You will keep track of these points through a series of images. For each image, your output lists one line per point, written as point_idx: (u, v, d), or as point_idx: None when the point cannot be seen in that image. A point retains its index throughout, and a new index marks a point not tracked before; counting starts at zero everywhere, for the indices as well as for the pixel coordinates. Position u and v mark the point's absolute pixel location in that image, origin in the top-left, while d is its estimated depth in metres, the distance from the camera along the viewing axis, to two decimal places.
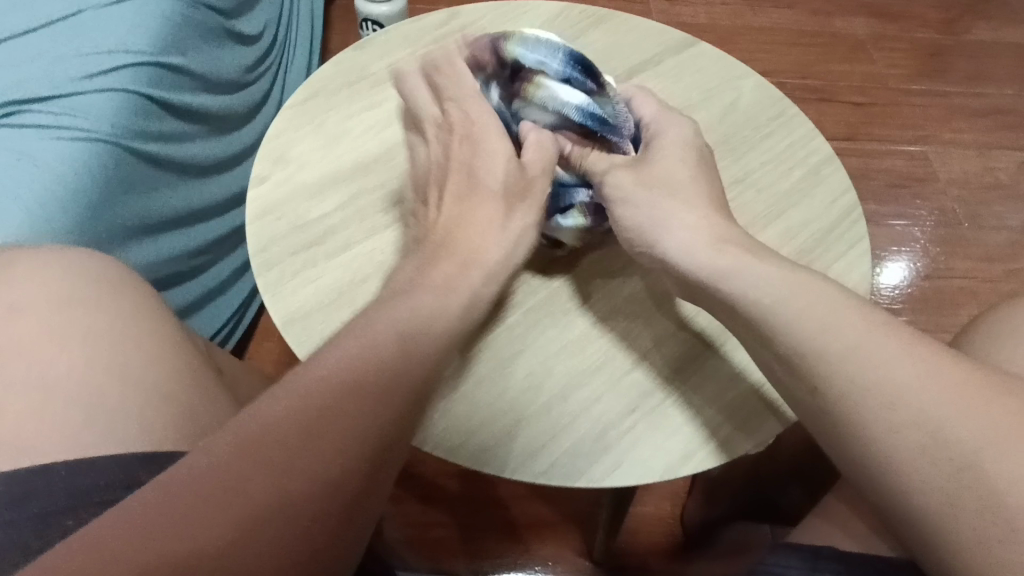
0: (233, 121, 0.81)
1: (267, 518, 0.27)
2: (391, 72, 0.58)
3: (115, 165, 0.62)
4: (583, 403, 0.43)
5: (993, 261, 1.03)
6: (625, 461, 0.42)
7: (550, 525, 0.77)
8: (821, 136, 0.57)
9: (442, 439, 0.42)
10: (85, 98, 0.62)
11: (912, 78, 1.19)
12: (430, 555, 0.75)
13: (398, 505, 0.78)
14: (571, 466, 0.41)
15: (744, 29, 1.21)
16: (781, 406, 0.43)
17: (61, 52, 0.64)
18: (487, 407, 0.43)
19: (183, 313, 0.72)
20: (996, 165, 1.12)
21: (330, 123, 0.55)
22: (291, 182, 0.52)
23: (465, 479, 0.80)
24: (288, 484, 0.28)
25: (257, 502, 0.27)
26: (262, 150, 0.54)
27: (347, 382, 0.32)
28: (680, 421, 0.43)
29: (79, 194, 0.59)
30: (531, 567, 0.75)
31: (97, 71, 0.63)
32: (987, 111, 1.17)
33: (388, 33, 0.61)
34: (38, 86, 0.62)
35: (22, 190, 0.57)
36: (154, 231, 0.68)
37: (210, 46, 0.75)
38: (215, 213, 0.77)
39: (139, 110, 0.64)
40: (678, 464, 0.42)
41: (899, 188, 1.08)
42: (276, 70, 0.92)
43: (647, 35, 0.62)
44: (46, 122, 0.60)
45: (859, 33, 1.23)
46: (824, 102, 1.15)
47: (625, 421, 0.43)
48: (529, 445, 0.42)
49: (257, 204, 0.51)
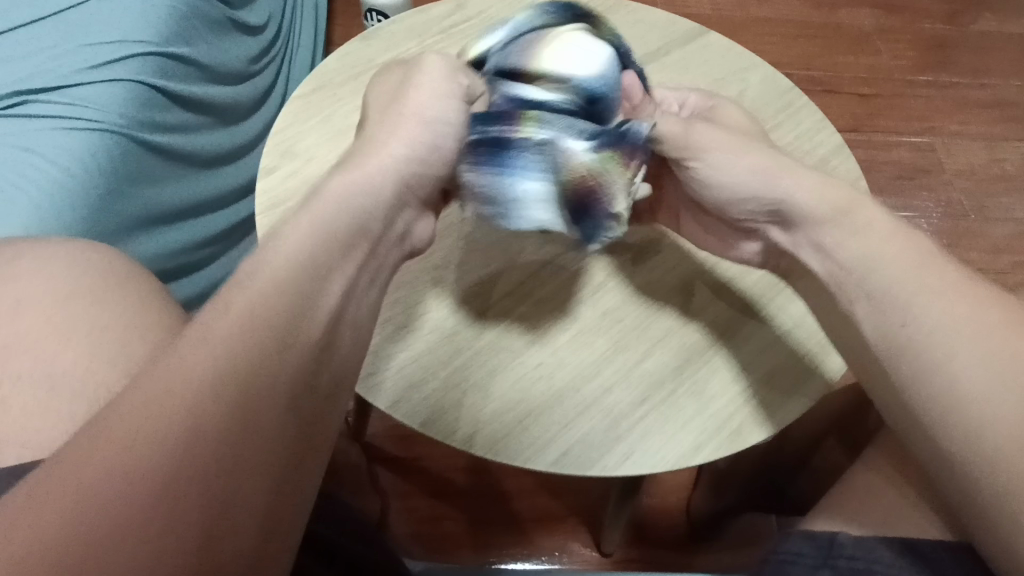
0: (239, 113, 0.80)
1: (189, 508, 0.25)
2: (398, 63, 0.58)
3: (123, 156, 0.62)
4: (594, 393, 0.43)
5: (999, 253, 1.03)
6: (636, 451, 0.42)
7: (557, 517, 0.78)
8: (831, 126, 0.57)
9: (454, 429, 0.42)
10: (92, 89, 0.62)
11: (918, 69, 1.18)
12: (438, 547, 0.76)
13: (404, 499, 0.78)
14: (583, 456, 0.41)
15: (749, 21, 1.20)
16: (790, 398, 0.43)
17: (68, 43, 0.64)
18: (498, 398, 0.43)
19: (190, 305, 0.72)
20: (1002, 156, 1.11)
21: (338, 114, 0.55)
22: (300, 175, 0.52)
23: (471, 473, 0.80)
24: (238, 468, 0.27)
25: (161, 485, 0.25)
26: (269, 141, 0.54)
27: (285, 368, 0.29)
28: (691, 412, 0.43)
29: (87, 185, 0.59)
30: (536, 559, 0.75)
31: (105, 62, 0.63)
32: (993, 102, 1.16)
33: (394, 24, 0.61)
34: (46, 78, 0.62)
35: (32, 181, 0.57)
36: (161, 223, 0.68)
37: (215, 37, 0.75)
38: (221, 205, 0.77)
39: (146, 101, 0.64)
40: (690, 454, 0.42)
41: (905, 180, 1.08)
42: (280, 62, 0.91)
43: (655, 26, 0.62)
44: (54, 113, 0.60)
45: (864, 24, 1.22)
46: (829, 94, 1.14)
47: (636, 412, 0.43)
48: (541, 435, 0.42)
49: (265, 196, 0.51)
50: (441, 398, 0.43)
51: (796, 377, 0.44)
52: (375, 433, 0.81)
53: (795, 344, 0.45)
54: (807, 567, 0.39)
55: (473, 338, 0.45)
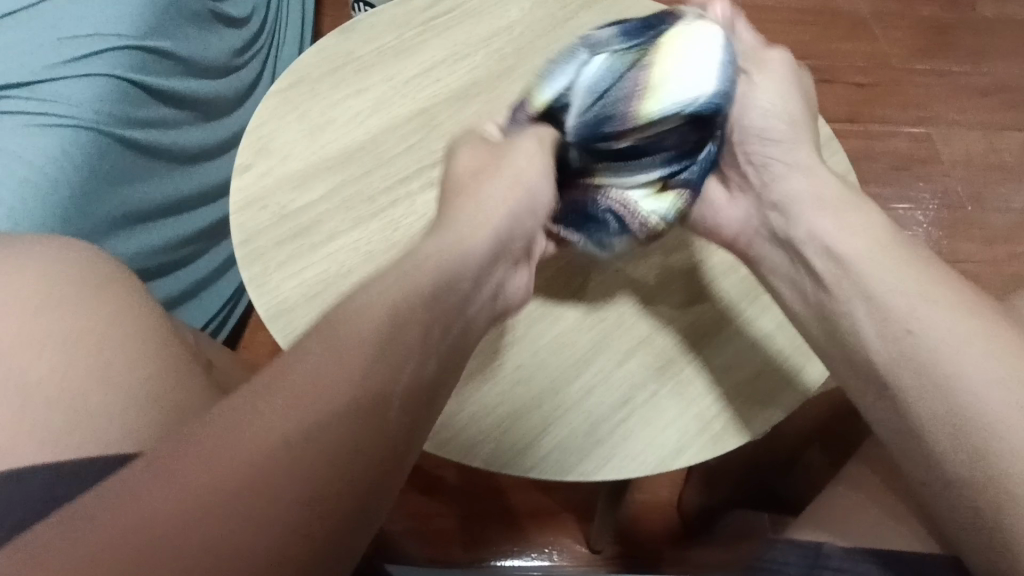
0: (221, 107, 0.79)
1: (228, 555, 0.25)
2: (378, 56, 0.57)
3: (100, 153, 0.61)
4: (574, 396, 0.43)
5: (997, 244, 1.02)
6: (616, 455, 0.41)
7: (548, 514, 0.77)
8: (821, 118, 0.55)
9: (431, 433, 0.41)
10: (67, 85, 0.60)
11: (916, 57, 1.16)
12: (429, 543, 0.75)
13: (397, 495, 0.78)
14: (562, 460, 0.41)
15: (745, 7, 1.18)
16: (772, 402, 0.43)
17: (42, 37, 0.62)
18: (476, 401, 0.42)
19: (173, 304, 0.71)
20: (1001, 145, 1.10)
21: (315, 109, 0.54)
22: (276, 172, 0.51)
23: (462, 470, 0.79)
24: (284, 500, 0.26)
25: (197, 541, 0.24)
26: (246, 138, 0.52)
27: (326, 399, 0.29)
28: (672, 414, 0.42)
29: (63, 184, 0.58)
30: (529, 555, 0.75)
31: (79, 56, 0.61)
32: (992, 89, 1.15)
33: (375, 15, 0.59)
34: (19, 73, 0.61)
35: (6, 180, 0.56)
36: (142, 221, 0.67)
37: (196, 30, 0.73)
38: (204, 202, 0.76)
39: (123, 97, 0.63)
40: (670, 457, 0.41)
41: (902, 170, 1.06)
42: (265, 54, 0.90)
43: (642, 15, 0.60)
44: (28, 110, 0.59)
45: (862, 10, 1.20)
46: (826, 83, 1.12)
47: (617, 415, 0.42)
48: (519, 439, 0.41)
49: (240, 194, 0.50)
50: None
51: (779, 380, 0.43)
52: None
53: (778, 346, 0.45)
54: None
55: None
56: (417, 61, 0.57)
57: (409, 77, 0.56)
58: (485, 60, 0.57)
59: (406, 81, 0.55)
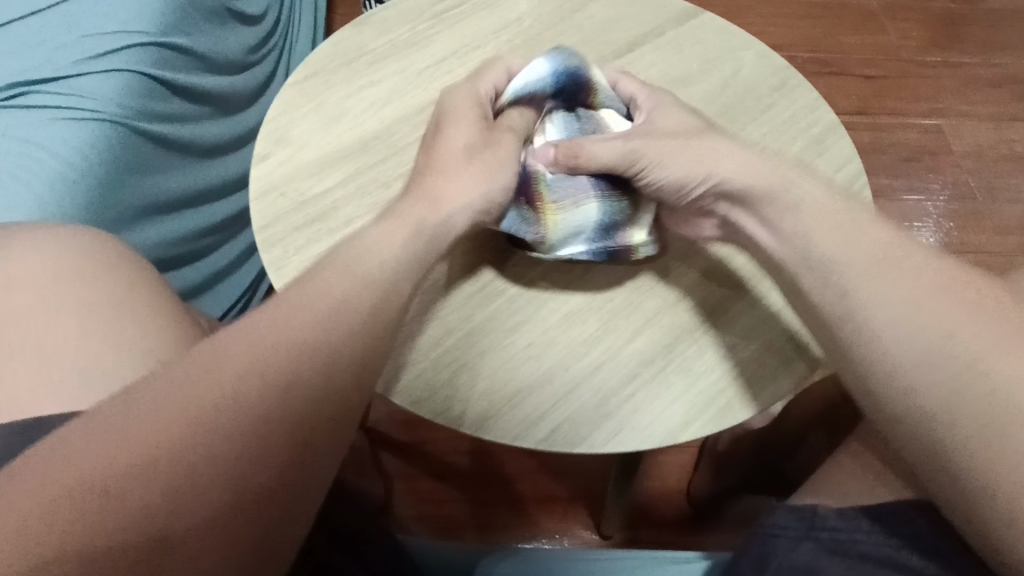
0: (237, 103, 0.80)
1: None
2: (393, 48, 0.58)
3: (121, 146, 0.62)
4: (583, 372, 0.44)
5: (1008, 234, 1.01)
6: (625, 428, 0.42)
7: (558, 500, 0.78)
8: (825, 104, 0.56)
9: (444, 408, 0.42)
10: (89, 79, 0.63)
11: (926, 49, 1.16)
12: (439, 528, 0.77)
13: (408, 481, 0.80)
14: (572, 433, 0.42)
15: (753, 2, 1.18)
16: (777, 376, 0.43)
17: (66, 35, 0.65)
18: (488, 377, 0.43)
19: (191, 295, 0.72)
20: (1012, 136, 1.09)
21: (331, 100, 0.55)
22: (294, 160, 0.53)
23: (473, 457, 0.80)
24: None
25: None
26: (264, 128, 0.54)
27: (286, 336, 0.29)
28: (680, 389, 0.43)
29: (86, 175, 0.60)
30: (540, 540, 0.76)
31: (100, 54, 0.64)
32: (1002, 81, 1.14)
33: (387, 10, 0.61)
34: (42, 70, 0.63)
35: (33, 171, 0.58)
36: (162, 212, 0.68)
37: (212, 28, 0.75)
38: (221, 195, 0.78)
39: (144, 91, 0.65)
40: (676, 431, 0.42)
41: (912, 161, 1.07)
42: (279, 51, 0.92)
43: (650, 6, 0.61)
44: (52, 104, 0.61)
45: (871, 4, 1.20)
46: (834, 76, 1.12)
47: (625, 389, 0.43)
48: (531, 413, 0.42)
49: (261, 182, 0.52)
50: (430, 378, 0.43)
51: (785, 355, 0.44)
52: (382, 420, 0.81)
53: (786, 322, 0.45)
54: (789, 540, 0.38)
55: (467, 322, 0.45)
56: (430, 52, 0.58)
57: (421, 68, 0.57)
58: (496, 50, 0.58)
59: (418, 72, 0.57)
